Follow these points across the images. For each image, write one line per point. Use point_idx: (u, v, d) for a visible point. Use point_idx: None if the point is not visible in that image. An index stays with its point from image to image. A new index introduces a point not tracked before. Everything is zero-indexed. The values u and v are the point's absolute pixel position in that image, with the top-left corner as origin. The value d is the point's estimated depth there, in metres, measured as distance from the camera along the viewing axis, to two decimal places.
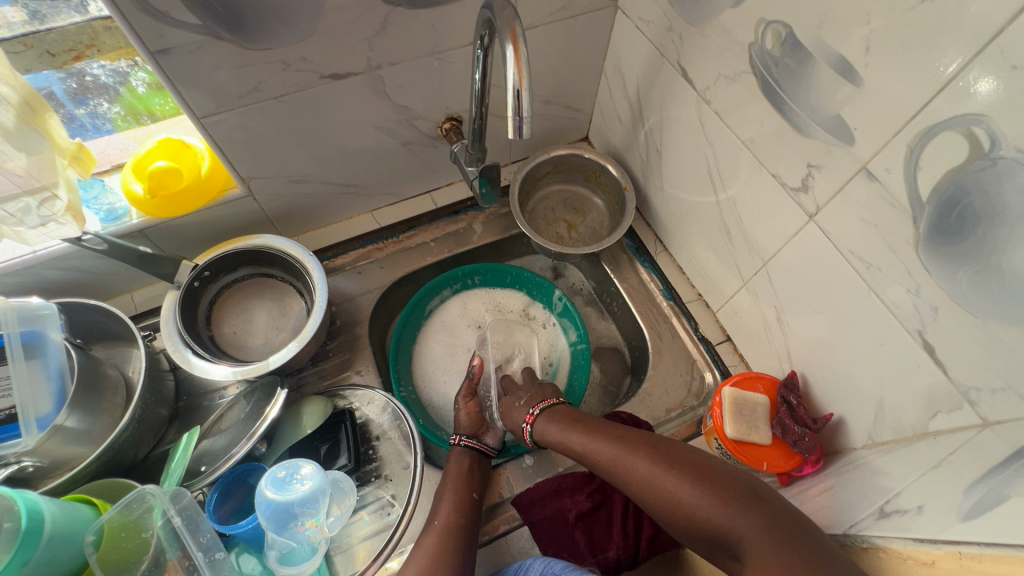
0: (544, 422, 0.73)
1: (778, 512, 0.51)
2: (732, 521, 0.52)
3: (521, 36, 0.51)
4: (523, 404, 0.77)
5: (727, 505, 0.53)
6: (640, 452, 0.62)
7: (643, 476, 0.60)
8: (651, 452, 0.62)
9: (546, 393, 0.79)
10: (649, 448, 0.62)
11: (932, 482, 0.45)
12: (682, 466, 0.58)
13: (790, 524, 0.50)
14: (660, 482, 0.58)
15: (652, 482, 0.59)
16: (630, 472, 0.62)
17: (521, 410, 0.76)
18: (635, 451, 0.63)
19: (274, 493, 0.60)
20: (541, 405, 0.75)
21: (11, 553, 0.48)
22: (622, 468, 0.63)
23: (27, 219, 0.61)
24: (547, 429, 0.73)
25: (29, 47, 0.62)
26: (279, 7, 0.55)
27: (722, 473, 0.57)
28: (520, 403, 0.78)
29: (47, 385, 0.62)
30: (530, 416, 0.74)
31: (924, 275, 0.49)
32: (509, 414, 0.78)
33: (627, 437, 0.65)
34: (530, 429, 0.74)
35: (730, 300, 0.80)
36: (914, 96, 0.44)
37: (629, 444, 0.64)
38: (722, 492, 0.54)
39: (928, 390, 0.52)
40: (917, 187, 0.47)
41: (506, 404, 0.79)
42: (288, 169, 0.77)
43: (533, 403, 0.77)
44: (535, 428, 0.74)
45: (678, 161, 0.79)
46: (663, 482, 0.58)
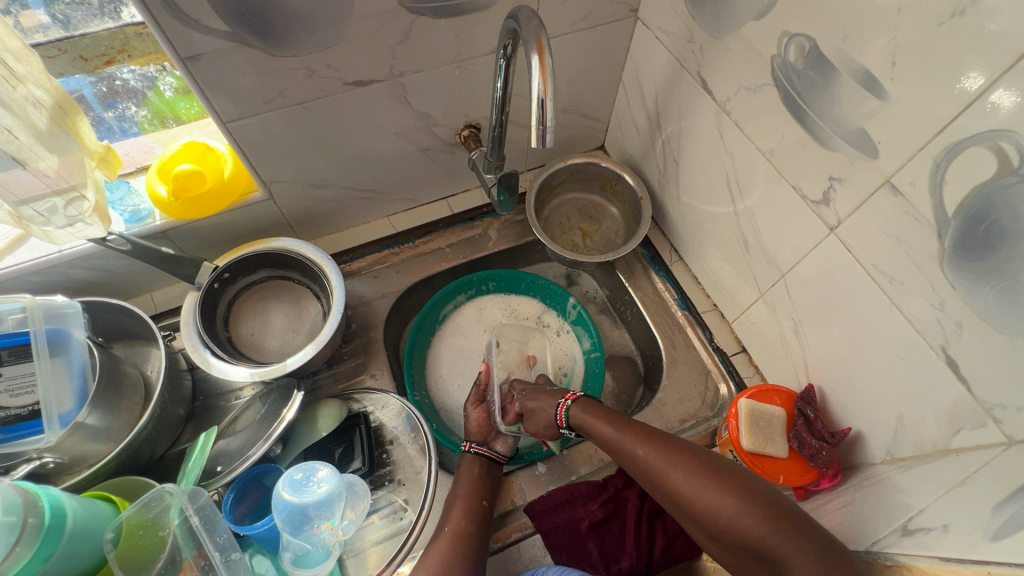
0: (580, 409, 0.72)
1: (821, 534, 0.52)
2: (778, 539, 0.52)
3: (546, 46, 0.52)
4: (556, 391, 0.77)
5: (773, 522, 0.53)
6: (679, 456, 0.61)
7: (682, 481, 0.59)
8: (691, 457, 0.61)
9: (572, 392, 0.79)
10: (687, 452, 0.62)
11: (957, 500, 0.45)
12: (725, 476, 0.58)
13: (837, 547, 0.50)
14: (701, 489, 0.58)
15: (692, 489, 0.58)
16: (667, 475, 0.61)
17: (556, 394, 0.76)
18: (674, 454, 0.62)
19: (290, 495, 0.60)
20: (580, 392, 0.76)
21: (33, 548, 0.49)
22: (659, 470, 0.62)
23: (54, 219, 0.63)
24: (584, 420, 0.71)
25: (63, 51, 0.63)
26: (307, 15, 0.56)
27: (764, 489, 0.57)
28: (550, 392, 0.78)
29: (70, 381, 0.62)
30: (572, 394, 0.75)
31: (948, 289, 0.49)
32: (537, 399, 0.77)
33: (664, 439, 0.64)
34: (570, 403, 0.73)
35: (746, 311, 0.80)
36: (941, 111, 0.44)
37: (667, 445, 0.63)
38: (767, 508, 0.54)
39: (951, 407, 0.52)
40: (942, 201, 0.46)
41: (530, 393, 0.79)
42: (309, 173, 0.78)
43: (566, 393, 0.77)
44: (573, 410, 0.73)
45: (695, 171, 0.79)
46: (704, 490, 0.58)
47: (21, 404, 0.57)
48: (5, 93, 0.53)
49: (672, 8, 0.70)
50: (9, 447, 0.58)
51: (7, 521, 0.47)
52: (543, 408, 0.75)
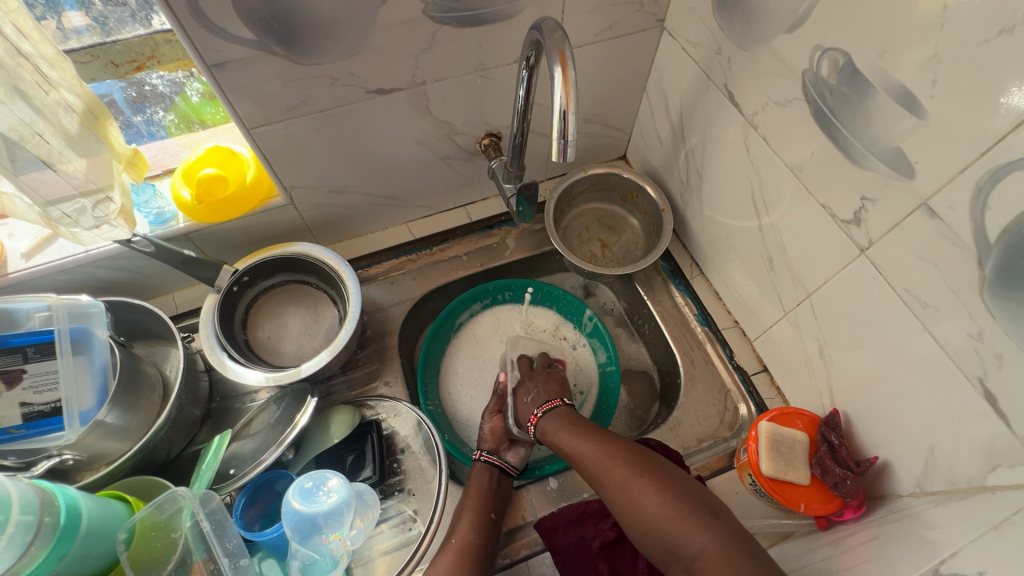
0: (547, 423, 0.76)
1: (732, 532, 0.56)
2: (692, 538, 0.57)
3: (571, 59, 0.51)
4: (529, 401, 0.80)
5: (689, 522, 0.58)
6: (615, 458, 0.66)
7: (615, 481, 0.65)
8: (627, 458, 0.66)
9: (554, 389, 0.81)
10: (624, 453, 0.66)
11: (993, 543, 0.42)
12: (652, 477, 0.63)
13: (744, 541, 0.55)
14: (628, 489, 0.63)
15: (620, 488, 0.64)
16: (602, 474, 0.66)
17: (525, 408, 0.79)
18: (610, 455, 0.67)
19: (300, 504, 0.60)
20: (546, 405, 0.78)
21: (49, 547, 0.49)
22: (596, 470, 0.67)
23: (82, 219, 0.64)
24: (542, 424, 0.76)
25: (95, 57, 0.65)
26: (332, 23, 0.56)
27: (690, 490, 0.61)
28: (526, 399, 0.81)
29: (91, 380, 0.63)
30: (534, 416, 0.77)
31: (987, 319, 0.46)
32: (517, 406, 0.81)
33: (606, 440, 0.69)
34: (534, 425, 0.77)
35: (769, 329, 0.78)
36: (985, 130, 0.42)
37: (606, 448, 0.68)
38: (685, 508, 0.59)
39: (988, 441, 0.49)
40: (984, 226, 0.44)
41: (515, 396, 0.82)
42: (329, 179, 0.78)
43: (539, 402, 0.79)
44: (542, 423, 0.77)
45: (719, 185, 0.77)
46: (632, 490, 0.63)
47: (44, 400, 0.58)
48: (37, 98, 0.55)
49: (700, 18, 0.69)
50: (32, 443, 0.59)
51: (24, 520, 0.47)
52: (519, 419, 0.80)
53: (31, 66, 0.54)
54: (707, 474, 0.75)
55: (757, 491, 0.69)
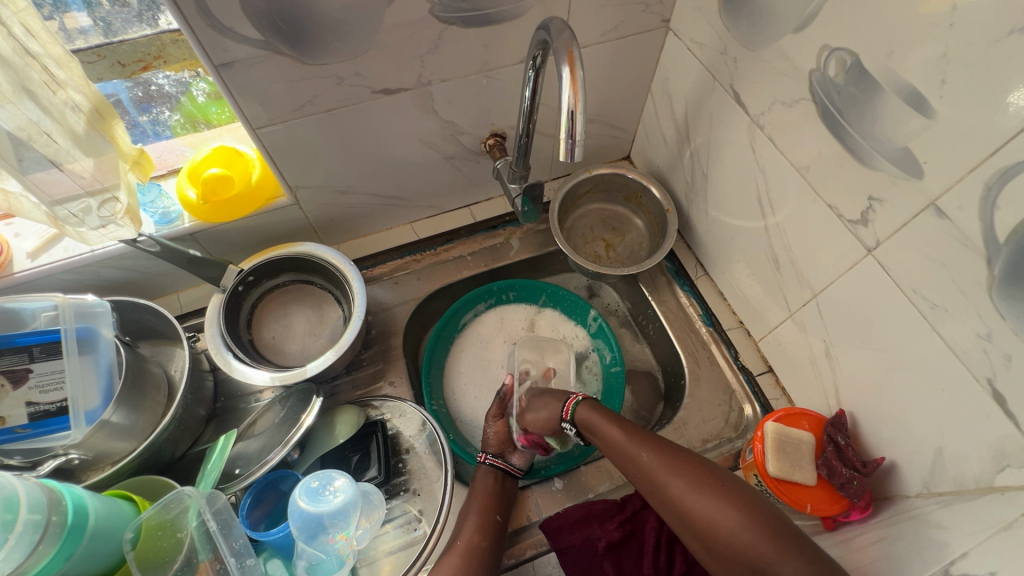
0: (590, 411, 0.72)
1: (822, 557, 0.51)
2: (778, 557, 0.52)
3: (579, 58, 0.51)
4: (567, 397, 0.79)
5: (773, 538, 0.54)
6: (683, 467, 0.63)
7: (684, 491, 0.61)
8: (695, 468, 0.62)
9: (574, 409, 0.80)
10: (694, 464, 0.63)
11: (1003, 544, 0.42)
12: (727, 490, 0.59)
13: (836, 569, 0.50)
14: (701, 500, 0.59)
15: (692, 499, 0.60)
16: (668, 484, 0.62)
17: (566, 396, 0.78)
18: (677, 464, 0.63)
19: (306, 503, 0.60)
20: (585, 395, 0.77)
21: (56, 546, 0.49)
22: (660, 479, 0.63)
23: (88, 219, 0.64)
24: (592, 417, 0.72)
25: (102, 57, 0.65)
26: (339, 23, 0.56)
27: (769, 509, 0.57)
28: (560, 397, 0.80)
29: (97, 380, 0.63)
30: (581, 395, 0.76)
31: (997, 319, 0.46)
32: (548, 399, 0.79)
33: (669, 448, 0.65)
34: (581, 399, 0.74)
35: (774, 330, 0.78)
36: (995, 129, 0.42)
37: (674, 456, 0.64)
38: (767, 523, 0.55)
39: (996, 442, 0.49)
40: (993, 226, 0.44)
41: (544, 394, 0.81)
42: (334, 179, 0.78)
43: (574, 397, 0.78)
44: (582, 409, 0.73)
45: (725, 185, 0.77)
46: (707, 502, 0.59)
47: (49, 400, 0.58)
48: (45, 97, 0.55)
49: (706, 18, 0.69)
50: (38, 442, 0.59)
51: (33, 519, 0.47)
52: (553, 403, 0.77)
53: (39, 66, 0.54)
54: None
55: (763, 492, 0.68)
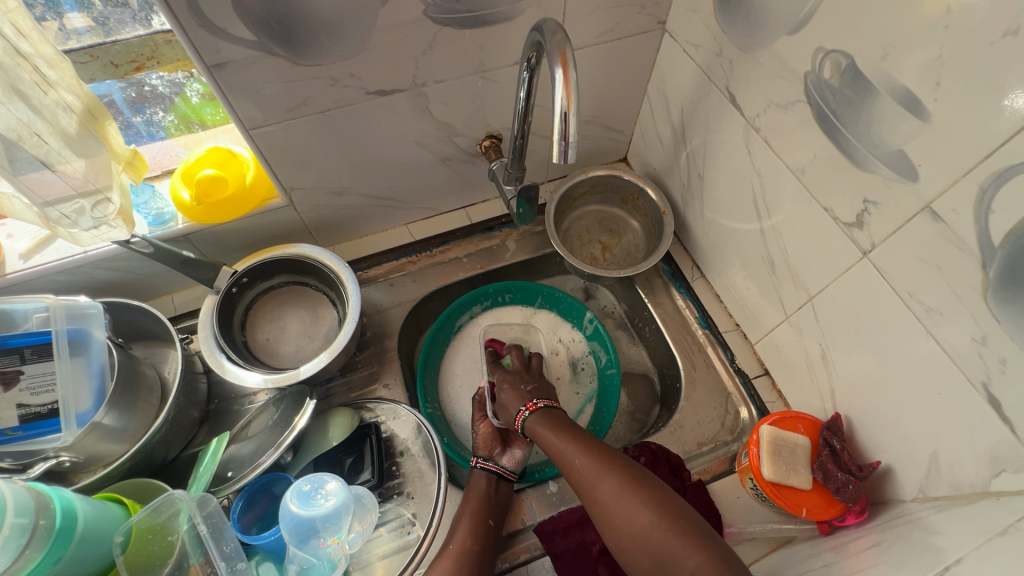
0: (538, 419, 0.73)
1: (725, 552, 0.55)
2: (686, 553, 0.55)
3: (572, 60, 0.50)
4: (527, 389, 0.77)
5: (683, 534, 0.57)
6: (612, 470, 0.64)
7: (610, 494, 0.62)
8: (624, 472, 0.63)
9: (548, 392, 0.79)
10: (619, 465, 0.64)
11: (998, 550, 0.42)
12: (647, 490, 0.61)
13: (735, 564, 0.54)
14: (623, 500, 0.61)
15: (614, 498, 0.61)
16: (597, 486, 0.63)
17: (524, 393, 0.76)
18: (606, 466, 0.64)
19: (298, 507, 0.60)
20: (544, 401, 0.75)
21: (42, 552, 0.49)
22: (591, 482, 0.64)
23: (80, 220, 0.63)
24: (539, 423, 0.72)
25: (94, 57, 0.65)
26: (333, 24, 0.56)
27: (682, 507, 0.60)
28: (524, 387, 0.78)
29: (88, 381, 0.63)
30: (533, 404, 0.74)
31: (992, 323, 0.46)
32: (508, 391, 0.77)
33: (603, 452, 0.66)
34: (529, 413, 0.73)
35: (770, 332, 0.77)
36: (988, 132, 0.42)
37: (602, 457, 0.65)
38: (682, 524, 0.57)
39: (991, 447, 0.49)
40: (988, 230, 0.44)
41: (508, 380, 0.79)
42: (329, 181, 0.78)
43: (537, 396, 0.77)
44: (531, 418, 0.73)
45: (721, 187, 0.77)
46: (630, 505, 0.60)
47: (40, 402, 0.57)
48: (36, 98, 0.54)
49: (701, 20, 0.69)
50: (28, 444, 0.58)
51: (19, 523, 0.47)
52: (509, 405, 0.76)
53: (30, 66, 0.53)
54: (708, 478, 0.75)
55: (759, 495, 0.68)
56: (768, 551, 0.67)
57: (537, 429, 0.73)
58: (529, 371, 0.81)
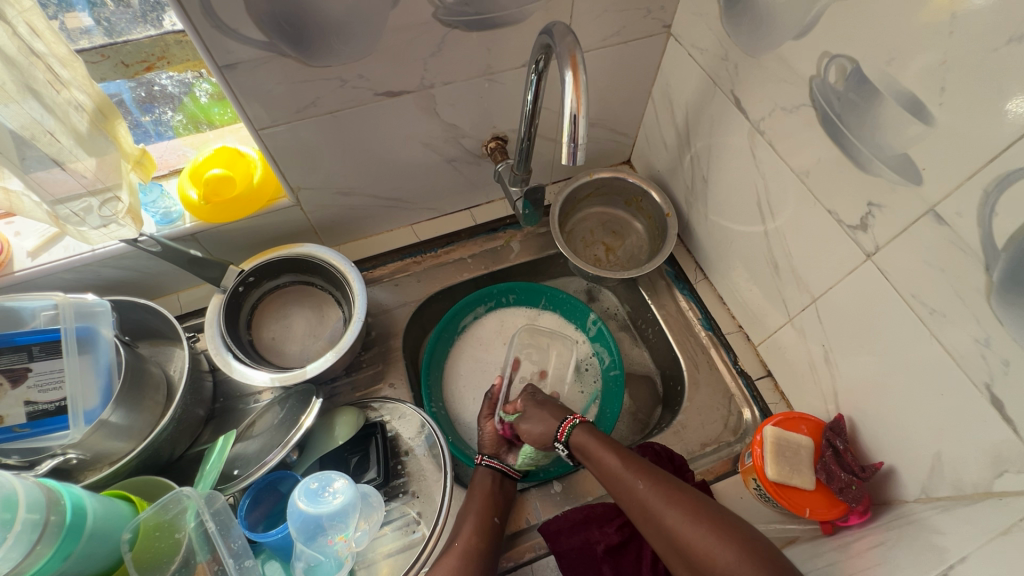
0: (585, 441, 0.71)
1: None
2: None
3: (581, 62, 0.51)
4: (562, 407, 0.78)
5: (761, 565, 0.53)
6: (674, 498, 0.62)
7: (678, 522, 0.60)
8: (688, 497, 0.62)
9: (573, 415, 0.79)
10: (684, 494, 0.62)
11: (1000, 549, 0.42)
12: (716, 519, 0.59)
13: None
14: (691, 529, 0.59)
15: (684, 529, 0.59)
16: (662, 514, 0.61)
17: (561, 409, 0.77)
18: (669, 495, 0.62)
19: (305, 504, 0.60)
20: (584, 415, 0.76)
21: (53, 547, 0.49)
22: (655, 510, 0.62)
23: (89, 219, 0.64)
24: (589, 449, 0.70)
25: (105, 57, 0.65)
26: (343, 26, 0.57)
27: (756, 537, 0.57)
28: (556, 405, 0.78)
29: (95, 379, 0.63)
30: (579, 415, 0.75)
31: (995, 325, 0.46)
32: (540, 409, 0.78)
33: (661, 477, 0.65)
34: (577, 423, 0.73)
35: (773, 334, 0.78)
36: (993, 136, 0.42)
37: (665, 485, 0.63)
38: (759, 554, 0.54)
39: (994, 447, 0.49)
40: (991, 233, 0.44)
41: (536, 400, 0.79)
42: (336, 181, 0.79)
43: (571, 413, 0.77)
44: (576, 437, 0.72)
45: (725, 189, 0.78)
46: (698, 532, 0.58)
47: (49, 399, 0.58)
48: (48, 96, 0.55)
49: (706, 24, 0.70)
50: (35, 441, 0.59)
51: (31, 519, 0.47)
52: (546, 420, 0.76)
53: (43, 65, 0.54)
54: (711, 478, 0.76)
55: (762, 496, 0.69)
56: (771, 552, 0.67)
57: (586, 454, 0.71)
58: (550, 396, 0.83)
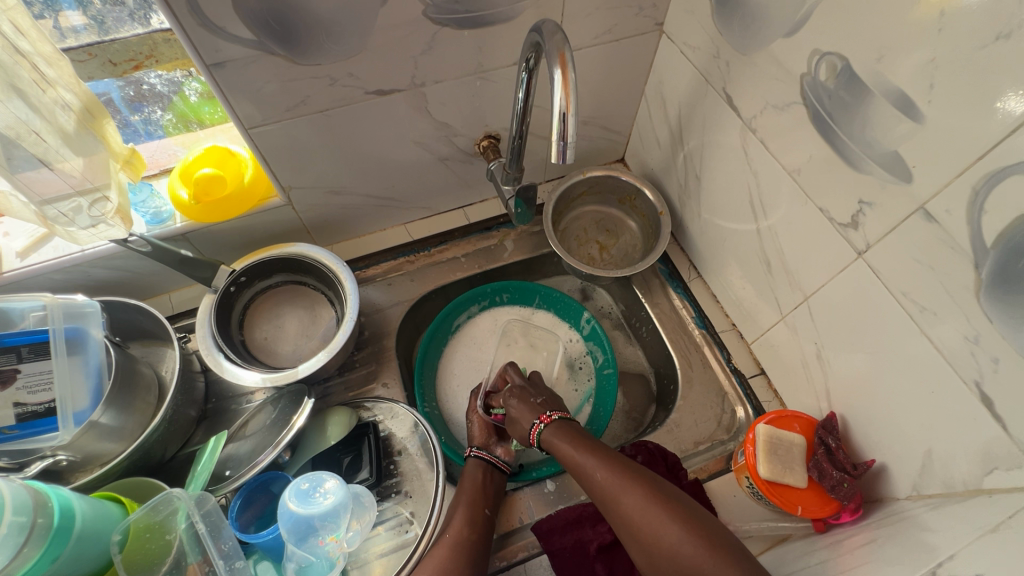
0: (553, 432, 0.72)
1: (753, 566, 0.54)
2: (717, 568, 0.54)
3: (571, 61, 0.51)
4: (539, 402, 0.76)
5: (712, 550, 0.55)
6: (634, 484, 0.63)
7: (635, 508, 0.61)
8: (647, 483, 0.63)
9: (559, 404, 0.78)
10: (643, 479, 0.63)
11: (989, 546, 0.42)
12: (672, 505, 0.60)
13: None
14: (649, 515, 0.60)
15: (640, 514, 0.60)
16: (621, 499, 0.62)
17: (536, 406, 0.76)
18: (629, 480, 0.63)
19: (296, 505, 0.60)
20: (558, 413, 0.74)
21: (41, 549, 0.49)
22: (613, 495, 0.63)
23: (78, 219, 0.63)
24: (554, 435, 0.71)
25: (93, 56, 0.64)
26: (332, 24, 0.56)
27: (708, 522, 0.59)
28: (535, 400, 0.77)
29: (85, 380, 0.63)
30: (547, 416, 0.73)
31: (984, 323, 0.46)
32: (519, 404, 0.77)
33: (621, 463, 0.65)
34: (544, 426, 0.72)
35: (766, 332, 0.78)
36: (981, 134, 0.42)
37: (625, 472, 0.64)
38: (710, 539, 0.56)
39: (984, 444, 0.49)
40: (980, 230, 0.44)
41: (516, 395, 0.78)
42: (328, 180, 0.78)
43: (549, 408, 0.76)
44: (546, 432, 0.72)
45: (717, 187, 0.77)
46: (654, 517, 0.59)
47: (38, 401, 0.57)
48: (35, 96, 0.54)
49: (698, 22, 0.69)
50: (26, 443, 0.58)
51: (18, 521, 0.47)
52: (523, 418, 0.75)
53: (29, 64, 0.53)
54: (705, 477, 0.75)
55: (755, 494, 0.69)
56: (763, 550, 0.68)
57: (551, 440, 0.71)
58: (535, 385, 0.81)
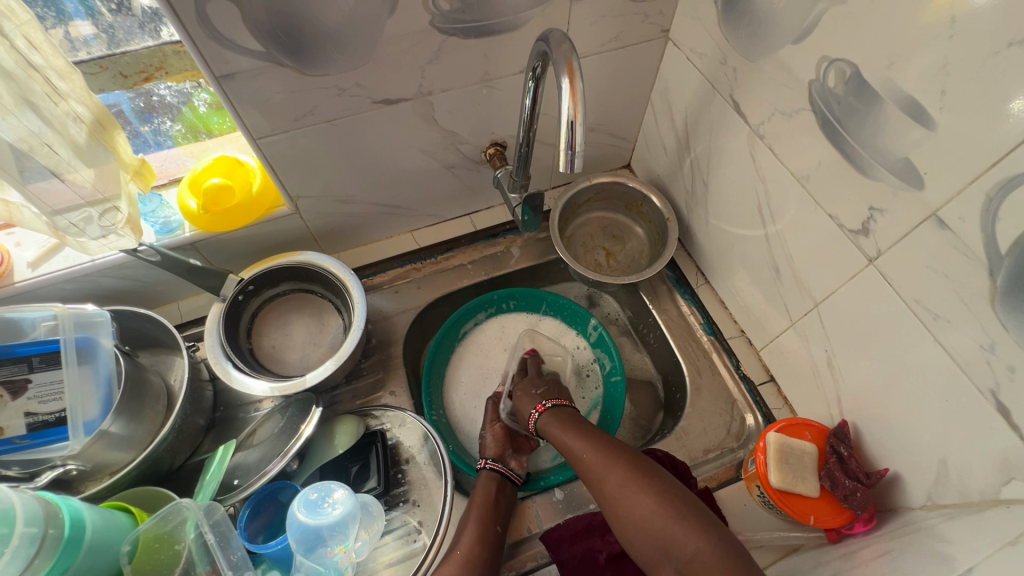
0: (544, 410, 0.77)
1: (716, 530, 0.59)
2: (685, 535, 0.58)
3: (578, 69, 0.51)
4: (539, 392, 0.79)
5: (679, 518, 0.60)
6: (612, 455, 0.67)
7: (611, 476, 0.65)
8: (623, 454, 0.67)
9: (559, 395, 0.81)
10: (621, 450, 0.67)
11: (1008, 559, 0.41)
12: (644, 475, 0.64)
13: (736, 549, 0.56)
14: (623, 483, 0.64)
15: (615, 480, 0.65)
16: (599, 468, 0.67)
17: (535, 397, 0.79)
18: (608, 451, 0.68)
19: (304, 515, 0.60)
20: (552, 400, 0.78)
21: (52, 561, 0.49)
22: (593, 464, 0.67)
23: (88, 229, 0.63)
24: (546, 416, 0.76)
25: (104, 68, 0.65)
26: (339, 36, 0.57)
27: (678, 490, 0.63)
28: (535, 391, 0.80)
29: (95, 390, 0.63)
30: (542, 405, 0.77)
31: (1000, 331, 0.46)
32: (520, 397, 0.80)
33: (602, 438, 0.70)
34: (540, 414, 0.76)
35: (776, 339, 0.77)
36: (995, 141, 0.42)
37: (606, 444, 0.68)
38: (680, 508, 0.61)
39: (1001, 454, 0.48)
40: (995, 237, 0.44)
41: (519, 388, 0.81)
42: (335, 190, 0.79)
43: (547, 397, 0.79)
44: (543, 417, 0.76)
45: (724, 194, 0.77)
46: (626, 484, 0.64)
47: (48, 410, 0.58)
48: (46, 109, 0.55)
49: (705, 28, 0.69)
50: (35, 453, 0.58)
51: (29, 532, 0.47)
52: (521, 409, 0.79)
53: (42, 78, 0.54)
54: (714, 485, 0.75)
55: (766, 503, 0.68)
56: (774, 560, 0.67)
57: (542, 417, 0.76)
58: (541, 376, 0.84)
